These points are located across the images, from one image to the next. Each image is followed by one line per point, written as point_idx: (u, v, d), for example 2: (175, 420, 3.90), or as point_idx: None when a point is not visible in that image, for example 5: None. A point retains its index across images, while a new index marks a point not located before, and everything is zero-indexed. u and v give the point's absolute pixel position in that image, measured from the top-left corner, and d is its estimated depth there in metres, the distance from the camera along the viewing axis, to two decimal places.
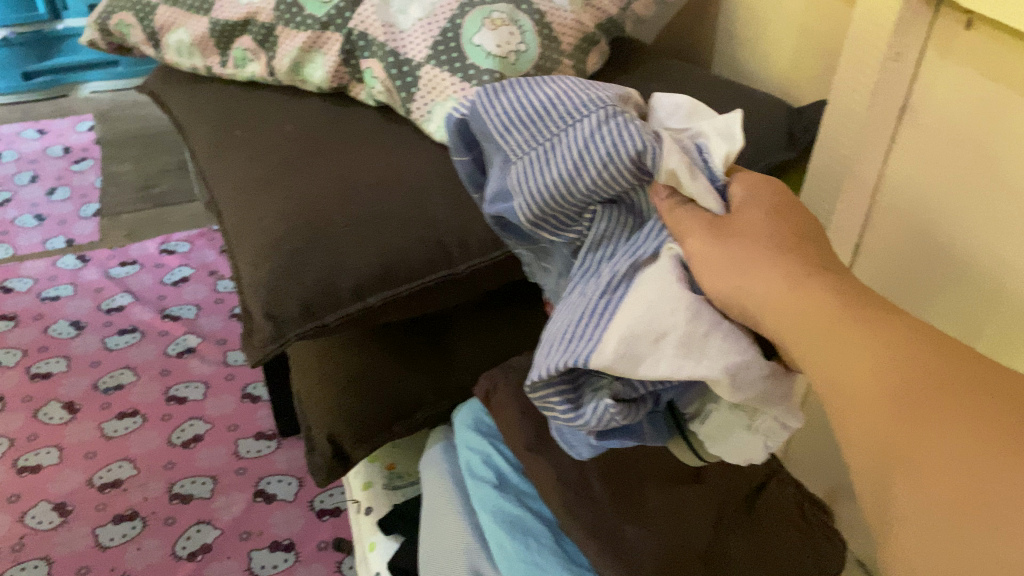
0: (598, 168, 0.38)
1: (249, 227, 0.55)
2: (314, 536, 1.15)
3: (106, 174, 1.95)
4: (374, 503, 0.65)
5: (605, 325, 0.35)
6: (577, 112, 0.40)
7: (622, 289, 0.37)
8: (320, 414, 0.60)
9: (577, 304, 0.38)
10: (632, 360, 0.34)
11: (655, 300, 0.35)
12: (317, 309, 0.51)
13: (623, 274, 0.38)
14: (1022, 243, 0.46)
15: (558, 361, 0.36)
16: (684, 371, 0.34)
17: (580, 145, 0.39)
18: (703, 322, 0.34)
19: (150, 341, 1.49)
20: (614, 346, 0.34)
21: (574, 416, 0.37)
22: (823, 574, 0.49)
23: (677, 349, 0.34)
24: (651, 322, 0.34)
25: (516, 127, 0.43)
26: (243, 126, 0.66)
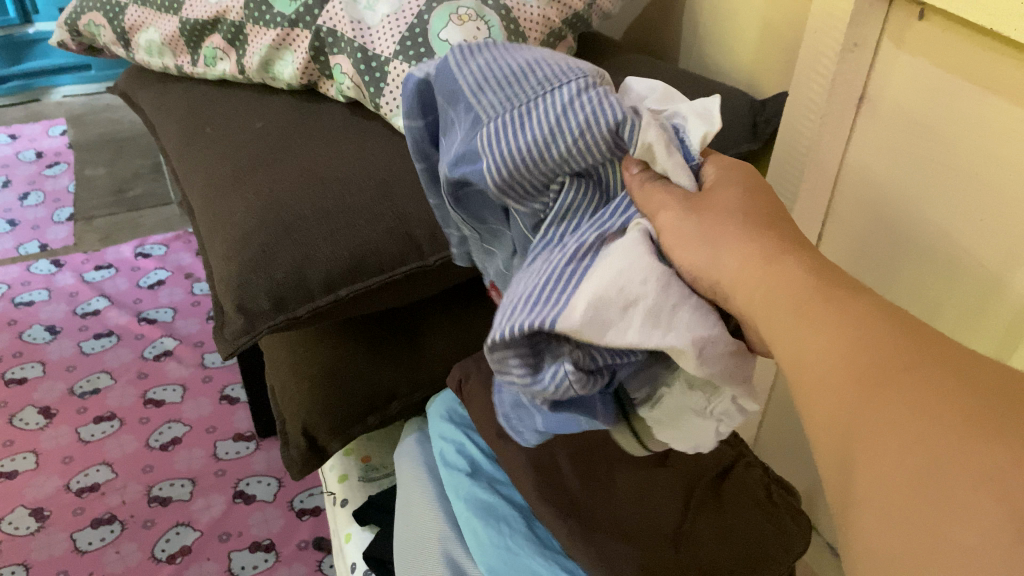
0: (572, 139, 0.35)
1: (221, 222, 0.56)
2: (294, 536, 1.16)
3: (80, 178, 1.94)
4: (350, 495, 0.65)
5: (572, 290, 0.33)
6: (553, 78, 0.37)
7: (590, 259, 0.34)
8: (294, 406, 0.61)
9: (540, 271, 0.35)
10: (601, 324, 0.32)
11: (624, 264, 0.33)
12: (287, 302, 0.52)
13: (590, 245, 0.35)
14: (976, 227, 0.48)
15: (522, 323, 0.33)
16: (651, 341, 0.32)
17: (554, 108, 0.36)
18: (673, 293, 0.32)
19: (126, 344, 1.48)
20: (583, 310, 0.32)
21: (531, 380, 0.34)
22: (789, 551, 0.50)
23: (645, 317, 0.32)
24: (620, 287, 0.32)
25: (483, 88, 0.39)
26: (214, 125, 0.67)
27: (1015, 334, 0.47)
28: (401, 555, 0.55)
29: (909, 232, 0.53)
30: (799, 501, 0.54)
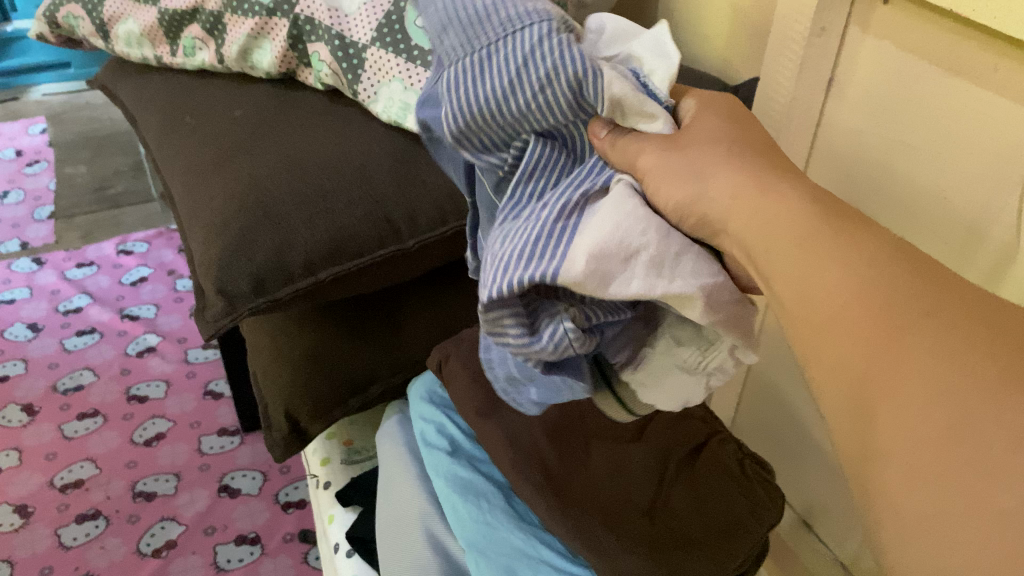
0: (535, 87, 0.34)
1: (202, 208, 0.57)
2: (279, 529, 1.16)
3: (60, 176, 1.94)
4: (333, 477, 0.66)
5: (567, 241, 0.32)
6: (516, 20, 0.35)
7: (576, 215, 0.33)
8: (276, 389, 0.62)
9: (521, 228, 0.33)
10: (603, 279, 0.31)
11: (618, 216, 0.32)
12: (268, 284, 0.53)
13: (574, 202, 0.33)
14: (937, 205, 0.49)
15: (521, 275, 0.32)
16: (658, 290, 0.31)
17: (523, 51, 0.34)
18: (674, 242, 0.32)
19: (109, 341, 1.48)
20: (587, 260, 0.31)
21: (531, 342, 0.34)
22: (760, 522, 0.50)
23: (648, 266, 0.31)
24: (622, 239, 0.31)
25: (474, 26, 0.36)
26: (194, 114, 0.67)
27: None
28: (386, 534, 0.56)
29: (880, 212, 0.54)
30: (773, 472, 0.55)
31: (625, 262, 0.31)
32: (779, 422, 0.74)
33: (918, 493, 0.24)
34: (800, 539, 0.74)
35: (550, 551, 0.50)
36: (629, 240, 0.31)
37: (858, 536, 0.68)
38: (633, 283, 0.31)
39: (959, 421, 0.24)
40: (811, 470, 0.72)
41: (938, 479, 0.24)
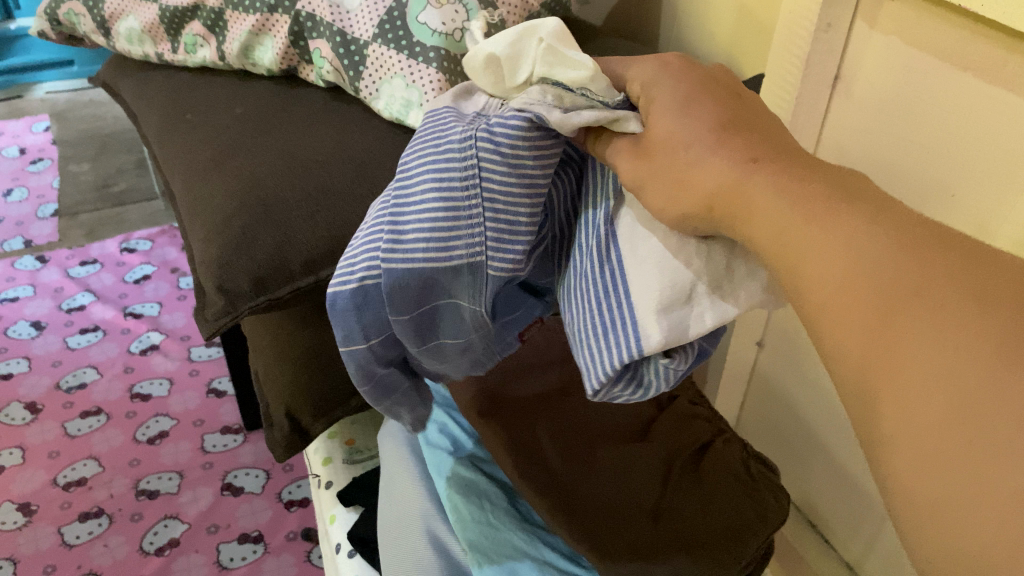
0: (536, 175, 0.35)
1: (203, 206, 0.56)
2: (282, 527, 1.16)
3: (64, 174, 1.94)
4: (335, 477, 0.66)
5: (630, 301, 0.33)
6: (470, 178, 0.35)
7: (615, 250, 0.34)
8: (277, 388, 0.61)
9: (588, 305, 0.34)
10: (681, 332, 0.32)
11: (656, 264, 0.32)
12: (268, 283, 0.52)
13: (606, 232, 0.35)
14: (946, 202, 0.48)
15: (616, 360, 0.33)
16: (729, 308, 0.32)
17: (504, 179, 0.34)
18: (717, 253, 0.32)
19: (112, 339, 1.48)
20: (659, 328, 0.32)
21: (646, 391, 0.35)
22: (766, 524, 0.50)
23: (709, 293, 0.32)
24: (672, 283, 0.32)
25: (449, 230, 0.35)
26: (195, 111, 0.67)
27: None
28: (387, 536, 0.56)
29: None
30: (778, 476, 0.54)
31: (685, 301, 0.32)
32: (784, 422, 0.74)
33: (919, 479, 0.23)
34: (804, 538, 0.74)
35: (553, 552, 0.50)
36: (671, 282, 0.32)
37: (863, 536, 0.68)
38: (706, 313, 0.32)
39: (958, 400, 0.22)
40: (816, 469, 0.71)
41: (938, 465, 0.22)
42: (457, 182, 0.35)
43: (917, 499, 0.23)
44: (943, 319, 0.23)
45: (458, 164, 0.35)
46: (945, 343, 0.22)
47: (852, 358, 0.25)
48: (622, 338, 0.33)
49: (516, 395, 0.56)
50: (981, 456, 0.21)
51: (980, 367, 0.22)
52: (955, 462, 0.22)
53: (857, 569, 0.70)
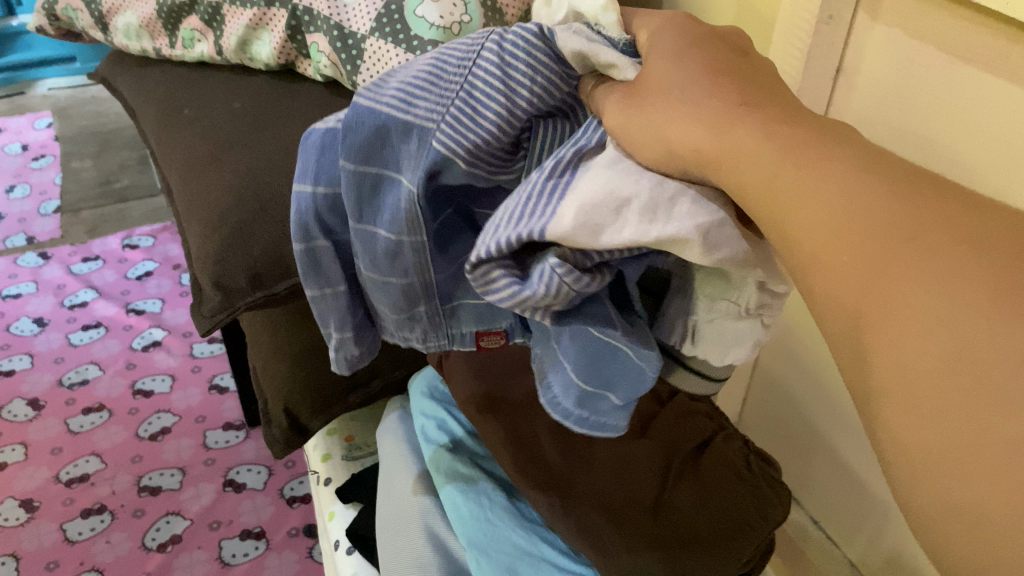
0: (526, 83, 0.32)
1: (199, 201, 0.56)
2: (284, 523, 1.16)
3: (66, 171, 1.93)
4: (334, 474, 0.66)
5: (560, 198, 0.28)
6: (465, 60, 0.33)
7: (569, 174, 0.30)
8: (275, 384, 0.61)
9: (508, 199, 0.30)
10: (594, 229, 0.27)
11: (607, 171, 0.29)
12: (264, 279, 0.52)
13: (568, 160, 0.30)
14: None
15: (511, 234, 0.29)
16: (652, 234, 0.27)
17: (492, 70, 0.32)
18: (670, 187, 0.28)
19: (115, 335, 1.48)
20: (574, 212, 0.27)
21: (521, 292, 0.29)
22: (767, 522, 0.50)
23: (641, 213, 0.27)
24: (612, 188, 0.28)
25: (416, 96, 0.33)
26: (192, 106, 0.66)
27: None
28: (385, 532, 0.55)
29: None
30: (779, 471, 0.54)
31: (618, 208, 0.27)
32: (786, 418, 0.73)
33: (921, 436, 0.21)
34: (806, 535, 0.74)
35: (551, 550, 0.49)
36: (612, 186, 0.28)
37: (866, 532, 0.68)
38: (642, 231, 0.27)
39: (950, 343, 0.20)
40: (819, 465, 0.71)
41: None
42: (453, 60, 0.34)
43: (912, 450, 0.21)
44: (933, 269, 0.21)
45: (462, 50, 0.34)
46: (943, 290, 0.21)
47: (845, 303, 0.23)
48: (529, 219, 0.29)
49: (517, 391, 0.55)
50: (984, 401, 0.19)
51: (975, 315, 0.20)
52: (951, 411, 0.20)
53: (860, 566, 0.70)
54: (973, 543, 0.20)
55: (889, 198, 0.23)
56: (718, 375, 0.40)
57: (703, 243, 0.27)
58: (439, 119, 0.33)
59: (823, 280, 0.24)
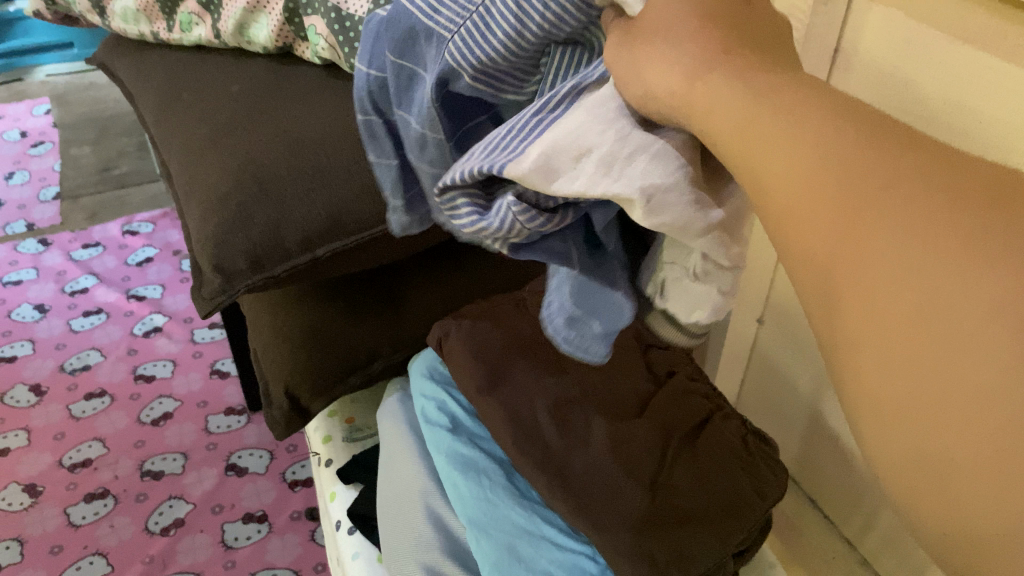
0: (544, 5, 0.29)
1: (199, 185, 0.56)
2: (285, 507, 1.16)
3: (66, 157, 1.93)
4: (334, 455, 0.66)
5: (533, 136, 0.27)
6: None
7: (558, 110, 0.28)
8: (276, 367, 0.62)
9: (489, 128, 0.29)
10: (549, 171, 0.26)
11: (596, 109, 0.27)
12: (264, 262, 0.52)
13: (563, 95, 0.28)
14: None
15: (473, 164, 0.28)
16: (598, 191, 0.25)
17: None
18: (637, 142, 0.26)
19: (115, 321, 1.48)
20: (535, 150, 0.26)
21: (478, 222, 0.28)
22: (764, 499, 0.51)
23: (597, 165, 0.25)
24: (578, 133, 0.26)
25: (443, 2, 0.32)
26: (191, 90, 0.66)
27: None
28: (388, 513, 0.56)
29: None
30: (775, 450, 0.54)
31: (586, 146, 0.26)
32: (786, 399, 0.74)
33: (888, 380, 0.19)
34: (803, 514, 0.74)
35: (551, 528, 0.50)
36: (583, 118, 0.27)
37: (863, 512, 0.68)
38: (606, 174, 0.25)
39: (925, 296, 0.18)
40: (818, 445, 0.71)
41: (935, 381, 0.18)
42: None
43: (888, 408, 0.19)
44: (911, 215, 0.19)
45: None
46: (909, 235, 0.19)
47: (817, 253, 0.21)
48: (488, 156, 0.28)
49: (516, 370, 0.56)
50: (958, 360, 0.18)
51: (948, 263, 0.18)
52: (919, 356, 0.18)
53: (857, 545, 0.70)
54: (931, 487, 0.19)
55: (863, 136, 0.21)
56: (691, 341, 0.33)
57: (647, 206, 0.25)
58: (456, 30, 0.31)
59: (794, 226, 0.22)
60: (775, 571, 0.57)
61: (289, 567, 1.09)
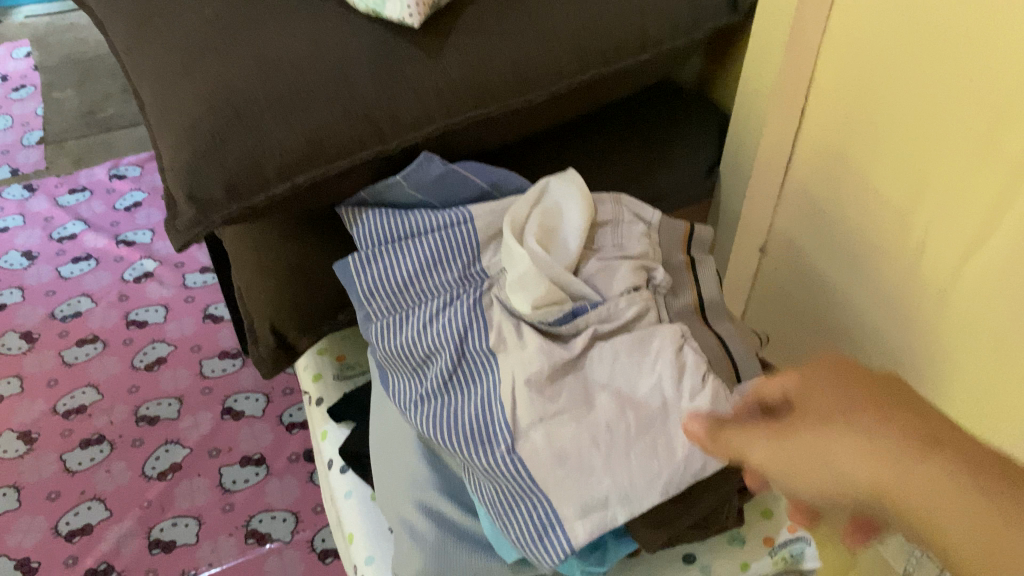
0: None
1: (171, 111, 0.53)
2: (284, 449, 1.15)
3: (48, 101, 1.89)
4: (325, 393, 0.64)
5: (548, 500, 0.43)
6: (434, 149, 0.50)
7: (508, 436, 0.44)
8: (260, 303, 0.60)
9: (496, 484, 0.45)
10: (601, 523, 0.42)
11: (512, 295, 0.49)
12: (241, 190, 0.50)
13: (508, 450, 0.44)
14: (971, 100, 0.46)
15: (549, 562, 0.43)
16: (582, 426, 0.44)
17: None
18: (602, 437, 0.43)
19: (105, 267, 1.45)
20: (583, 531, 0.42)
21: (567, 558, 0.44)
22: None
23: (615, 489, 0.42)
24: (591, 497, 0.42)
25: (389, 297, 0.53)
26: (162, 13, 0.63)
27: (998, 211, 0.47)
28: (380, 450, 0.54)
29: (905, 109, 0.51)
30: (781, 384, 0.53)
31: (602, 507, 0.42)
32: (791, 330, 0.72)
33: None
34: None
35: None
36: (595, 492, 0.42)
37: None
38: (615, 518, 0.42)
39: None
40: None
41: None
42: None
43: None
44: None
45: None
46: None
47: None
48: (541, 527, 0.43)
49: None
50: None
51: None
52: None
53: None
54: None
55: None
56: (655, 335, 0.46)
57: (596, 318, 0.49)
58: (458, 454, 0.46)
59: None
60: (780, 502, 0.56)
61: (288, 509, 1.08)
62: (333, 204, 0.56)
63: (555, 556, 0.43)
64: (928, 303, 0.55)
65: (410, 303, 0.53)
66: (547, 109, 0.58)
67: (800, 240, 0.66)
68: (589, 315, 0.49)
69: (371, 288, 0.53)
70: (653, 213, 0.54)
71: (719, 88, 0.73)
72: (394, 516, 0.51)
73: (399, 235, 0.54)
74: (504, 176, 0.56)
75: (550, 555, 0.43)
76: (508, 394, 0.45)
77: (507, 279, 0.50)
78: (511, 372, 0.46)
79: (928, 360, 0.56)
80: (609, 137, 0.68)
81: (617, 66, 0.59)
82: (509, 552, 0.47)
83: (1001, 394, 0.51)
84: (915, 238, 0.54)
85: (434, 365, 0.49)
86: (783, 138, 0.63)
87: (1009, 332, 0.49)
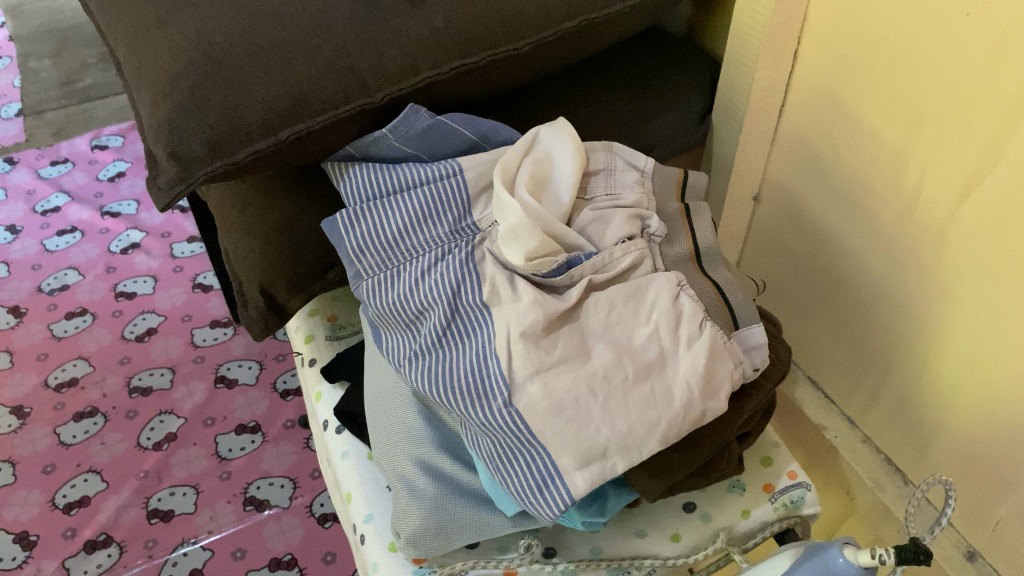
0: None
1: (147, 68, 0.52)
2: (279, 415, 1.15)
3: (25, 72, 1.85)
4: (318, 354, 0.64)
5: (547, 453, 0.42)
6: (425, 196, 0.51)
7: (505, 388, 0.44)
8: (248, 264, 0.58)
9: (494, 438, 0.44)
10: (600, 474, 0.42)
11: (507, 252, 0.48)
12: (224, 146, 0.49)
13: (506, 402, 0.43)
14: (964, 37, 0.46)
15: (551, 511, 0.43)
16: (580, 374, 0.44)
17: None
18: (599, 388, 0.43)
19: (91, 239, 1.43)
20: (583, 482, 0.42)
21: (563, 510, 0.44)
22: (767, 379, 0.49)
23: (613, 437, 0.42)
24: (591, 448, 0.42)
25: (376, 252, 0.52)
26: None
27: (994, 150, 0.46)
28: (374, 409, 0.53)
29: (900, 48, 0.50)
30: (780, 330, 0.53)
31: (601, 457, 0.42)
32: (789, 277, 0.71)
33: None
34: (803, 395, 0.72)
35: None
36: (594, 442, 0.42)
37: (866, 388, 0.66)
38: (614, 467, 0.42)
39: None
40: (821, 325, 0.69)
41: None
42: None
43: None
44: None
45: None
46: None
47: None
48: (542, 480, 0.43)
49: None
50: None
51: None
52: None
53: (859, 424, 0.69)
54: None
55: None
56: (655, 284, 0.46)
57: (593, 270, 0.48)
58: (455, 409, 0.45)
59: None
60: (779, 449, 0.56)
61: (285, 475, 1.08)
62: (317, 159, 0.55)
63: (556, 507, 0.42)
64: (926, 247, 0.54)
65: (400, 258, 0.51)
66: (536, 58, 0.57)
67: (797, 186, 0.65)
68: (584, 267, 0.48)
69: (354, 244, 0.52)
70: (646, 160, 0.53)
71: (709, 35, 0.72)
72: (391, 473, 0.50)
73: (383, 189, 0.53)
74: (492, 127, 0.55)
75: (551, 506, 0.42)
76: (503, 346, 0.44)
77: (498, 231, 0.48)
78: (506, 324, 0.45)
79: (928, 302, 0.56)
80: (598, 87, 0.66)
81: (608, 12, 0.57)
82: (509, 506, 0.46)
83: (1002, 336, 0.51)
84: (912, 180, 0.53)
85: (427, 319, 0.49)
86: (777, 82, 0.61)
87: (1005, 274, 0.49)
